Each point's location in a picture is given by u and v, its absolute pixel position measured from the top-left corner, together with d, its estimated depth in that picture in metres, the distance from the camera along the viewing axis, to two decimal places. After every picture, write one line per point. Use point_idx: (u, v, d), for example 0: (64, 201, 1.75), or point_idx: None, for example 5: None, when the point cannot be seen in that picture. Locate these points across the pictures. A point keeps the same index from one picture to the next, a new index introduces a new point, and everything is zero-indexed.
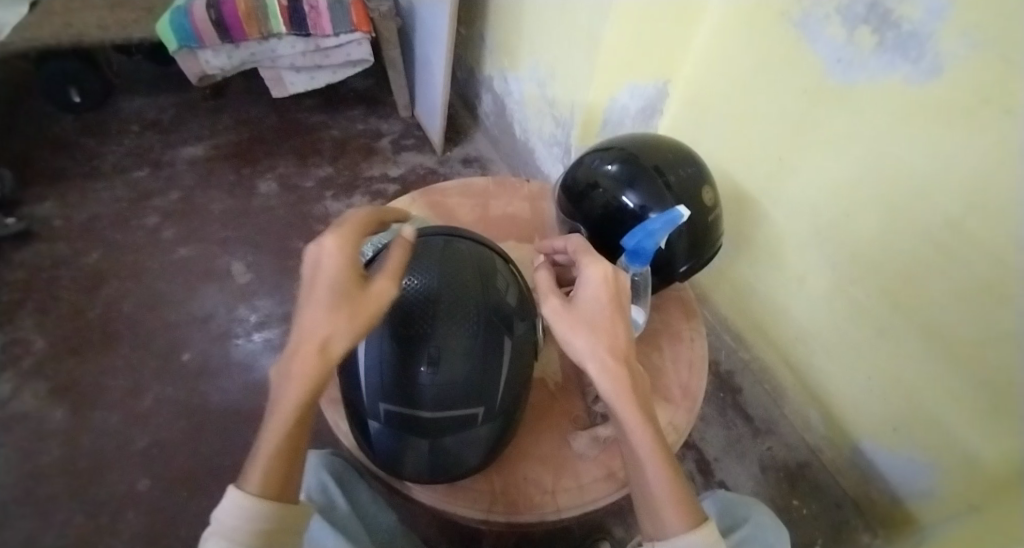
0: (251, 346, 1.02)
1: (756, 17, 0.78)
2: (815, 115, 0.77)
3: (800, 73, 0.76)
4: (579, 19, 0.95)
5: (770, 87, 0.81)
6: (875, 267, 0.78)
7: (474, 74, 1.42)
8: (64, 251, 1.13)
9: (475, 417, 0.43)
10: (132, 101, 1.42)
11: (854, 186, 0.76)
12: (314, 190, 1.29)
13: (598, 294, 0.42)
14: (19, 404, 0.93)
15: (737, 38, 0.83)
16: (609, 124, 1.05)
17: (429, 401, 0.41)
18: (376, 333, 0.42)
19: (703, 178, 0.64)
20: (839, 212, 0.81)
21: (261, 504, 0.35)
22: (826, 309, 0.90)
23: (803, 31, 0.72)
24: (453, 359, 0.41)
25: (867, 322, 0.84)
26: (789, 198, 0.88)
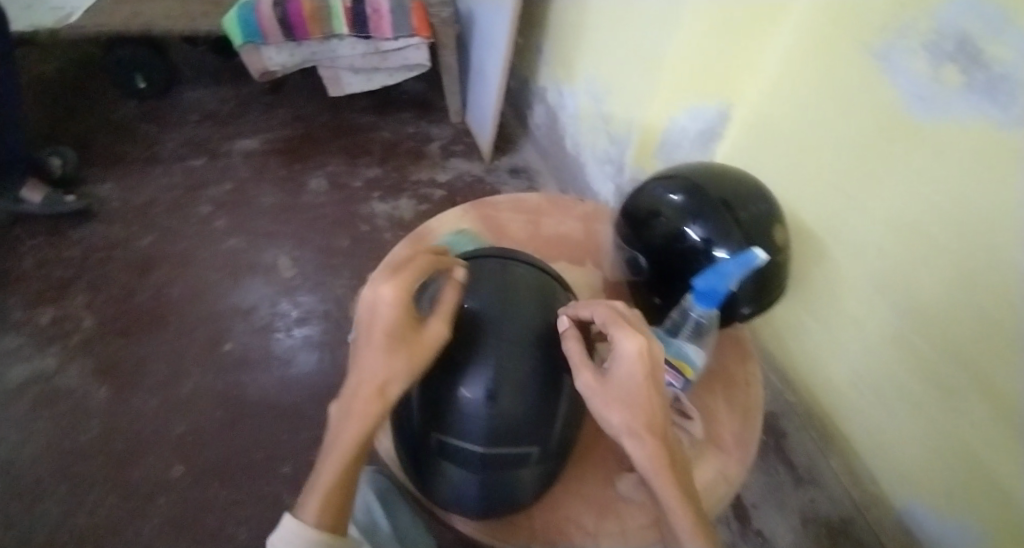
0: (290, 342, 1.03)
1: (834, 42, 0.75)
2: (890, 150, 0.72)
3: (877, 104, 0.71)
4: (642, 39, 0.94)
5: (844, 116, 0.77)
6: (941, 317, 0.72)
7: (528, 85, 1.41)
8: (119, 233, 1.17)
9: (528, 456, 0.40)
10: (194, 90, 1.46)
11: (924, 230, 0.71)
12: (361, 190, 1.30)
13: (637, 375, 0.38)
14: (67, 379, 0.96)
15: (813, 63, 0.79)
16: (667, 145, 1.01)
17: (482, 434, 0.39)
18: (435, 357, 0.41)
19: (775, 216, 0.60)
20: (907, 254, 0.75)
21: (314, 532, 0.36)
22: (884, 356, 0.84)
23: (883, 60, 0.68)
24: (512, 390, 0.39)
25: (927, 373, 0.77)
26: (853, 236, 0.83)
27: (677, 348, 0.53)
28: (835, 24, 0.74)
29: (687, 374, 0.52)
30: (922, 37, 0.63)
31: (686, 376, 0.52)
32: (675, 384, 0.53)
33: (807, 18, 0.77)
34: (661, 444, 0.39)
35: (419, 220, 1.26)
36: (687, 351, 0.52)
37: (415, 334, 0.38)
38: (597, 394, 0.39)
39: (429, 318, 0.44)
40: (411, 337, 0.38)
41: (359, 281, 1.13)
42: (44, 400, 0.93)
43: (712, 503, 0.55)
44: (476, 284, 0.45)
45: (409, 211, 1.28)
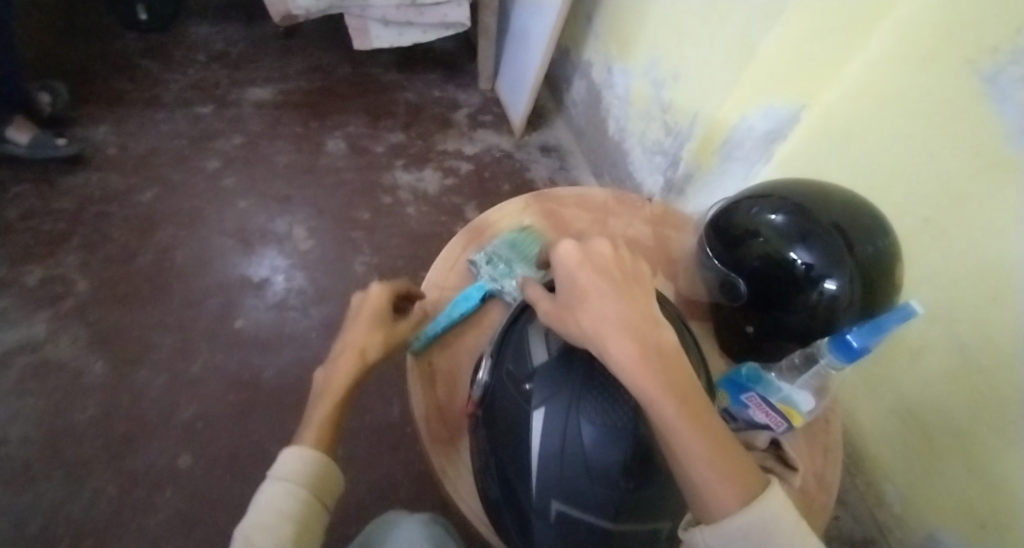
0: (306, 322, 0.95)
1: (935, 56, 0.67)
2: (982, 182, 0.66)
3: (976, 132, 0.65)
4: (723, 28, 0.85)
5: (932, 138, 0.71)
6: (1007, 362, 0.68)
7: (568, 55, 1.31)
8: (116, 185, 1.06)
9: (661, 532, 0.35)
10: (199, 27, 1.31)
11: (1006, 269, 0.66)
12: (383, 157, 1.20)
13: (570, 268, 0.37)
14: (59, 350, 0.87)
15: (905, 77, 0.72)
16: (730, 144, 0.94)
17: (618, 510, 0.33)
18: (559, 414, 0.34)
19: (894, 251, 0.54)
20: (984, 292, 0.69)
21: (307, 458, 0.42)
22: (935, 391, 0.78)
23: (993, 87, 0.62)
24: (657, 455, 0.34)
25: (975, 410, 0.73)
26: (921, 266, 0.77)
27: (786, 393, 0.49)
28: (940, 41, 0.66)
29: (793, 421, 0.49)
30: None
31: (791, 423, 0.49)
32: (775, 427, 0.50)
33: (908, 26, 0.70)
34: (627, 333, 0.34)
35: (445, 195, 1.18)
36: (796, 399, 0.49)
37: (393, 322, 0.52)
38: (553, 311, 0.38)
39: (545, 364, 0.37)
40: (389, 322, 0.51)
41: (380, 259, 1.06)
42: (34, 371, 0.85)
43: None
44: None
45: (435, 185, 1.19)
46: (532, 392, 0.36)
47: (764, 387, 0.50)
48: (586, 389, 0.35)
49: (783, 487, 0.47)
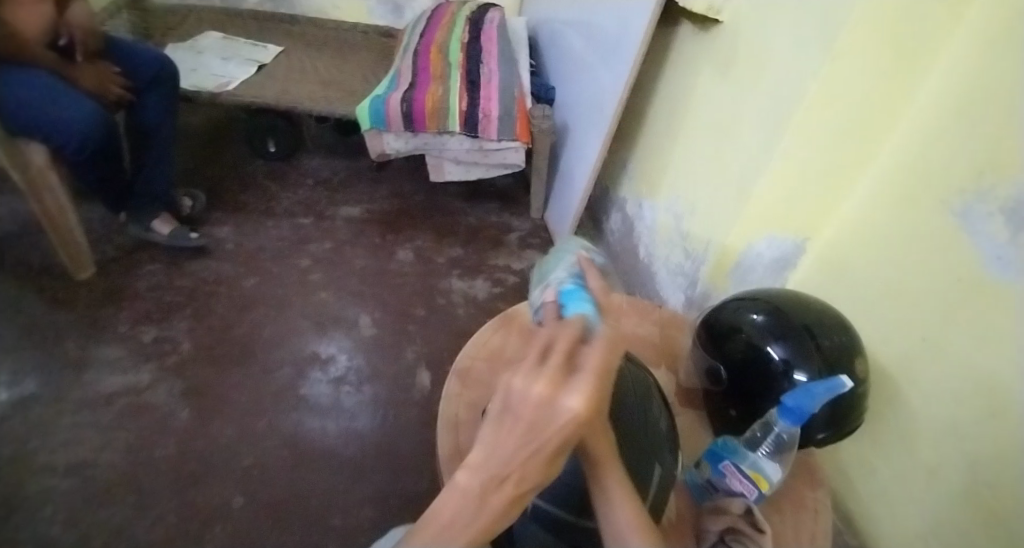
0: (359, 397, 1.09)
1: (912, 196, 0.80)
2: (963, 304, 0.72)
3: (953, 259, 0.73)
4: (730, 174, 1.03)
5: (918, 265, 0.78)
6: (1014, 484, 0.65)
7: (607, 194, 1.54)
8: (228, 272, 1.31)
9: (610, 533, 0.47)
10: (313, 160, 1.66)
11: (996, 387, 0.68)
12: (443, 266, 1.41)
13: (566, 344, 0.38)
14: (155, 396, 1.04)
15: (890, 214, 0.83)
16: (740, 267, 1.06)
17: (578, 507, 0.47)
18: None
19: (856, 349, 0.63)
20: (983, 412, 0.70)
21: None
22: (959, 514, 0.73)
23: (963, 219, 0.72)
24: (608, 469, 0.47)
25: (1006, 541, 0.66)
26: (929, 383, 0.78)
27: (753, 461, 0.57)
28: (916, 182, 0.79)
29: (762, 488, 0.56)
30: (1000, 203, 0.66)
31: (761, 490, 0.56)
32: (749, 494, 0.56)
33: (886, 175, 0.84)
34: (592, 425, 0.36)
35: (492, 301, 1.35)
36: (764, 466, 0.56)
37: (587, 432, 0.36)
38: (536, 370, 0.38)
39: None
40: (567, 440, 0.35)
41: (428, 350, 1.21)
42: (131, 411, 1.02)
43: None
44: None
45: (483, 292, 1.36)
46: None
47: (737, 456, 0.57)
48: None
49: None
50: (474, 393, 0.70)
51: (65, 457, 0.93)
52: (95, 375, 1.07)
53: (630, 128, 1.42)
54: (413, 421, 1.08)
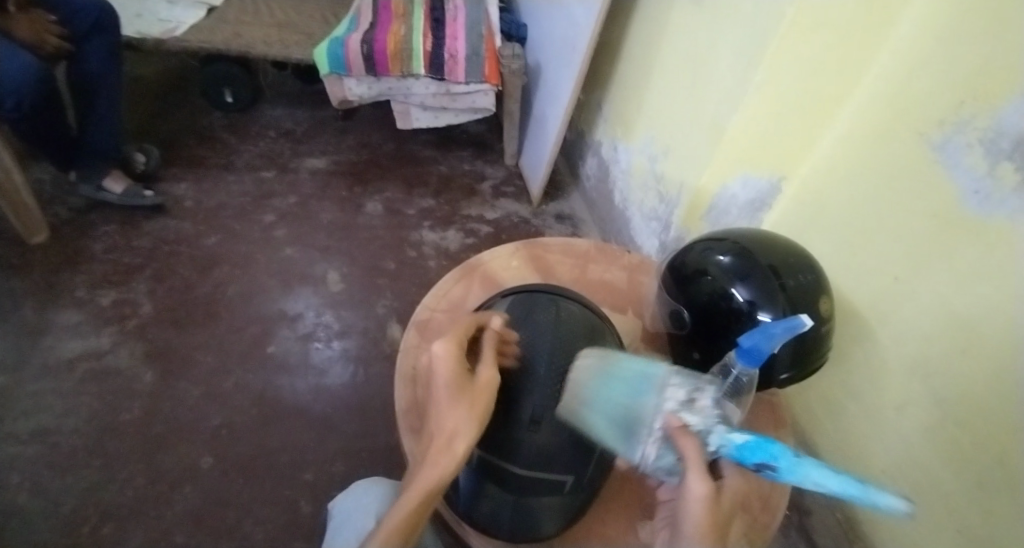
0: (329, 353, 1.08)
1: (890, 131, 0.75)
2: (938, 242, 0.70)
3: (929, 197, 0.70)
4: (704, 113, 0.98)
5: (894, 204, 0.75)
6: (983, 417, 0.66)
7: (582, 137, 1.48)
8: (188, 230, 1.25)
9: (563, 483, 0.46)
10: (274, 110, 1.57)
11: (969, 324, 0.67)
12: (414, 218, 1.36)
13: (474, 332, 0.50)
14: (117, 359, 1.02)
15: (866, 151, 0.79)
16: (715, 210, 1.03)
17: (525, 458, 0.45)
18: None
19: (821, 288, 0.61)
20: (953, 346, 0.69)
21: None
22: (923, 447, 0.74)
23: (944, 154, 0.68)
24: (555, 418, 0.46)
25: (969, 470, 0.68)
26: (901, 322, 0.77)
27: None
28: (897, 116, 0.74)
29: None
30: (980, 133, 0.63)
31: None
32: None
33: (862, 110, 0.80)
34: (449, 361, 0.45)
35: (464, 252, 1.31)
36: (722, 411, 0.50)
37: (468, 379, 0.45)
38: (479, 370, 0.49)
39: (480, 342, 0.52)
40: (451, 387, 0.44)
41: (399, 304, 1.18)
42: (91, 375, 0.99)
43: None
44: (529, 316, 0.52)
45: (456, 243, 1.33)
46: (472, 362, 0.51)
47: None
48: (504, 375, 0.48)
49: None
50: (431, 344, 0.68)
51: (28, 424, 0.92)
52: (51, 340, 1.03)
53: (605, 66, 1.35)
54: (384, 376, 1.06)
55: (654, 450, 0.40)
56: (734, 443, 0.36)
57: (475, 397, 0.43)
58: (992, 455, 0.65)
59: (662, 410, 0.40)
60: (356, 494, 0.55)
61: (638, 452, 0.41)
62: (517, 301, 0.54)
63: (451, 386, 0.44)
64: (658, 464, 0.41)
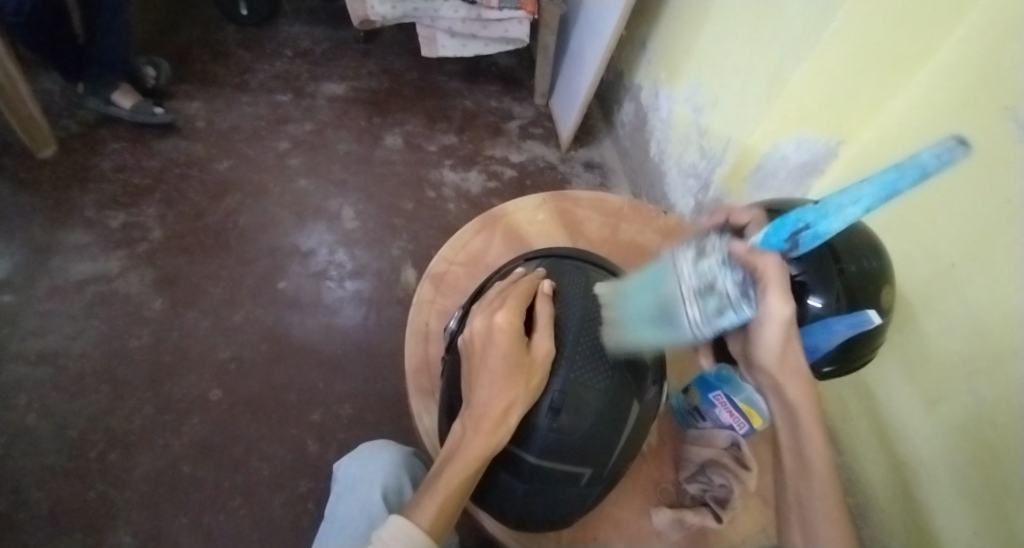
0: (341, 293, 1.05)
1: (970, 101, 0.61)
2: (1006, 235, 0.59)
3: (1006, 183, 0.58)
4: (767, 58, 0.87)
5: (964, 188, 0.63)
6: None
7: (622, 78, 1.36)
8: (199, 153, 1.20)
9: (580, 476, 0.42)
10: (292, 26, 1.46)
11: None
12: (434, 155, 1.29)
13: (522, 286, 0.46)
14: (126, 284, 1.01)
15: (942, 122, 0.65)
16: (762, 171, 0.93)
17: (540, 448, 0.41)
18: None
19: (884, 277, 0.53)
20: (1003, 348, 0.61)
21: (419, 529, 0.37)
22: (953, 446, 0.69)
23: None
24: (575, 406, 0.41)
25: (996, 477, 0.63)
26: (950, 313, 0.68)
27: (747, 395, 0.49)
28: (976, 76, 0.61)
29: (753, 421, 0.51)
30: None
31: (752, 423, 0.51)
32: (738, 427, 0.52)
33: (944, 72, 0.65)
34: (501, 323, 0.42)
35: (485, 197, 1.25)
36: (758, 401, 0.49)
37: (522, 347, 0.42)
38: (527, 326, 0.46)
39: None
40: (504, 352, 0.41)
41: (415, 247, 1.14)
42: (100, 299, 0.99)
43: None
44: (556, 287, 0.47)
45: (477, 186, 1.26)
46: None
47: (731, 387, 0.49)
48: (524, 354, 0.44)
49: (735, 485, 0.51)
50: (446, 300, 0.64)
51: (39, 345, 0.93)
52: (61, 261, 1.02)
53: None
54: (396, 320, 1.04)
55: (696, 310, 0.35)
56: (761, 237, 0.38)
57: (533, 369, 0.41)
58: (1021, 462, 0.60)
59: (682, 276, 0.36)
60: (360, 460, 0.53)
61: (684, 324, 0.36)
62: (544, 269, 0.49)
63: (504, 355, 0.41)
64: (721, 320, 0.35)
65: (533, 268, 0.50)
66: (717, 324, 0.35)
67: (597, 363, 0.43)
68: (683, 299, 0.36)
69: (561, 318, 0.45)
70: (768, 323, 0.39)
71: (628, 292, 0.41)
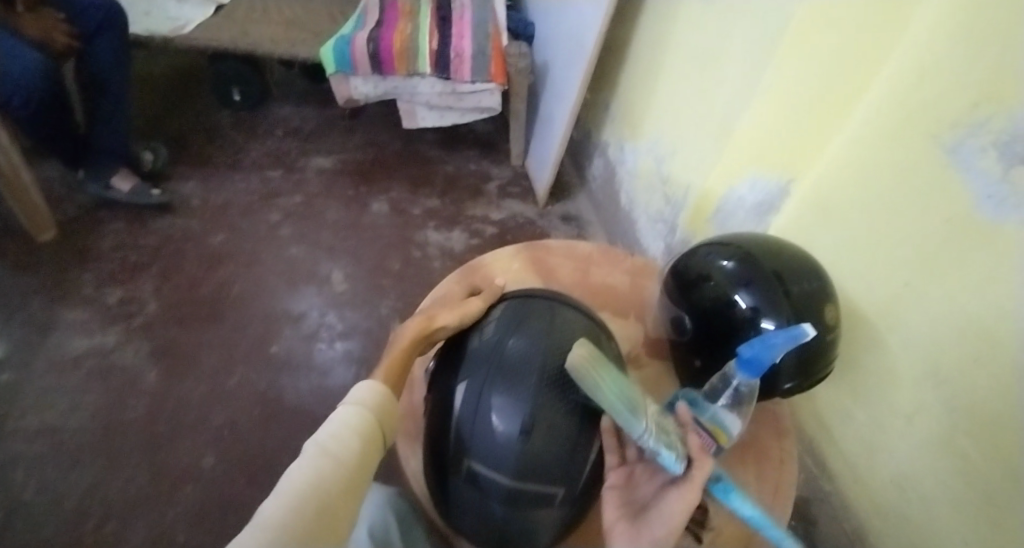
0: (331, 353, 1.08)
1: (902, 135, 0.69)
2: (951, 251, 0.65)
3: (948, 204, 0.64)
4: (715, 111, 0.96)
5: (909, 215, 0.69)
6: (997, 429, 0.62)
7: (589, 138, 1.47)
8: (194, 228, 1.26)
9: (551, 496, 0.45)
10: (282, 108, 1.57)
11: (985, 333, 0.62)
12: (418, 218, 1.36)
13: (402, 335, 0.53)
14: (122, 357, 1.04)
15: (882, 151, 0.72)
16: (722, 212, 1.00)
17: (511, 469, 0.44)
18: (473, 391, 0.46)
19: (827, 295, 0.60)
20: (965, 357, 0.65)
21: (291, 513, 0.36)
22: (935, 462, 0.71)
23: (959, 162, 0.62)
24: (545, 429, 0.44)
25: (979, 483, 0.65)
26: (914, 329, 0.72)
27: (714, 413, 0.52)
28: (906, 117, 0.68)
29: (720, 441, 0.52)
30: (995, 135, 0.57)
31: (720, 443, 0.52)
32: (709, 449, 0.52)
33: (876, 111, 0.73)
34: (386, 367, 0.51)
35: (468, 253, 1.31)
36: (724, 420, 0.52)
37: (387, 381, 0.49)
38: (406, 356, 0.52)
39: (472, 349, 0.49)
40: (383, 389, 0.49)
41: (402, 304, 1.18)
42: (96, 373, 1.01)
43: None
44: (523, 321, 0.49)
45: (460, 244, 1.32)
46: (461, 369, 0.48)
47: (697, 408, 0.53)
48: (496, 374, 0.46)
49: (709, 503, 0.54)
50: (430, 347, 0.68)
51: (34, 422, 0.95)
52: (59, 338, 1.05)
53: (612, 65, 1.33)
54: None
55: (652, 428, 0.40)
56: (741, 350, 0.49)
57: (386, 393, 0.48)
58: (998, 468, 0.62)
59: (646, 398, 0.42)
60: None
61: (642, 429, 0.39)
62: (514, 306, 0.51)
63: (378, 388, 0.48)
64: (656, 452, 0.41)
65: (504, 307, 0.52)
66: (653, 445, 0.40)
67: (562, 393, 0.45)
68: (648, 415, 0.40)
69: (523, 350, 0.46)
70: (692, 480, 0.41)
71: (612, 366, 0.41)
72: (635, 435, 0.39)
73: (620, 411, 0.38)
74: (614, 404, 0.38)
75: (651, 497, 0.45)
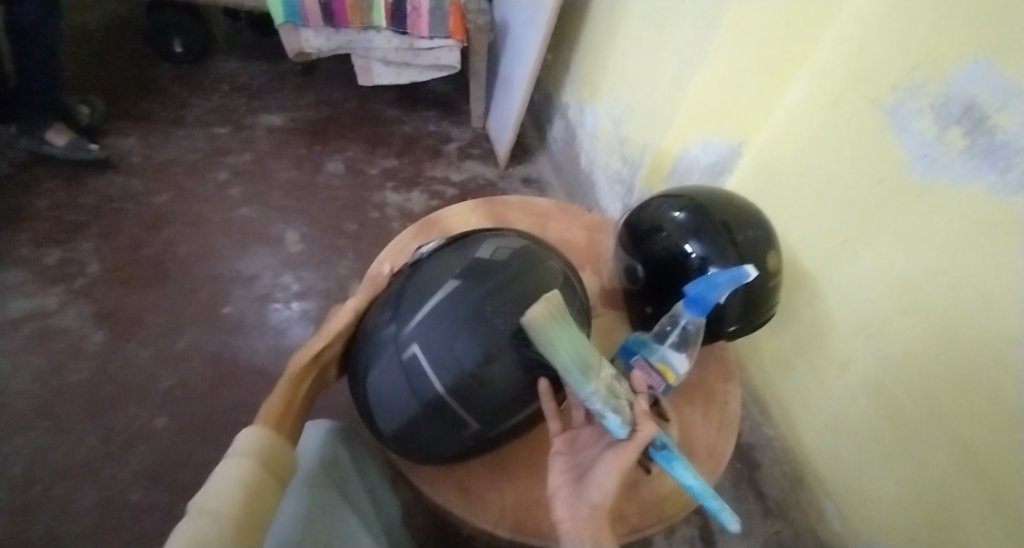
0: (287, 313, 1.06)
1: (843, 97, 0.72)
2: (885, 208, 0.68)
3: (882, 163, 0.67)
4: (667, 72, 0.97)
5: (849, 173, 0.72)
6: (922, 372, 0.67)
7: (550, 99, 1.46)
8: (136, 187, 1.19)
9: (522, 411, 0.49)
10: (228, 62, 1.48)
11: (913, 284, 0.66)
12: (376, 178, 1.33)
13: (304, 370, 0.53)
14: (62, 320, 0.99)
15: (824, 113, 0.75)
16: (677, 172, 1.02)
17: (505, 379, 0.46)
18: (487, 302, 0.46)
19: (771, 244, 0.62)
20: (893, 307, 0.70)
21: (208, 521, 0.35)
22: (865, 405, 0.76)
23: (893, 122, 0.65)
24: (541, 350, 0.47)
25: (902, 422, 0.71)
26: (849, 283, 0.76)
27: (663, 353, 0.56)
28: (847, 81, 0.71)
29: (668, 379, 0.56)
30: (931, 97, 0.60)
31: (667, 381, 0.56)
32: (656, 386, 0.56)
33: (820, 75, 0.75)
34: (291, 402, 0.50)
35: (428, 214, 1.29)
36: (672, 359, 0.56)
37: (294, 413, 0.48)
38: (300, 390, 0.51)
39: (477, 267, 0.49)
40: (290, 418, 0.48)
41: (360, 264, 1.16)
42: (35, 336, 0.96)
43: (678, 507, 0.57)
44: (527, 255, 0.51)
45: (420, 205, 1.30)
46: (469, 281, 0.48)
47: (647, 350, 0.56)
48: (511, 293, 0.47)
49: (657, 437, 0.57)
50: None
51: None
52: None
53: (572, 25, 1.32)
54: None
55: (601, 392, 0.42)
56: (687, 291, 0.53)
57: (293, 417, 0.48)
58: (919, 407, 0.68)
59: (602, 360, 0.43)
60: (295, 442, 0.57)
61: (590, 391, 0.41)
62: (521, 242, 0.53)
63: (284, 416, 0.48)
64: (603, 415, 0.44)
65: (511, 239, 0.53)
66: (600, 406, 0.43)
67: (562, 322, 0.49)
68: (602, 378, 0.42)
69: (533, 278, 0.49)
70: (633, 444, 0.45)
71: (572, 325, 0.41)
72: (582, 397, 0.42)
73: (572, 373, 0.39)
74: (566, 367, 0.39)
75: (593, 457, 0.47)
